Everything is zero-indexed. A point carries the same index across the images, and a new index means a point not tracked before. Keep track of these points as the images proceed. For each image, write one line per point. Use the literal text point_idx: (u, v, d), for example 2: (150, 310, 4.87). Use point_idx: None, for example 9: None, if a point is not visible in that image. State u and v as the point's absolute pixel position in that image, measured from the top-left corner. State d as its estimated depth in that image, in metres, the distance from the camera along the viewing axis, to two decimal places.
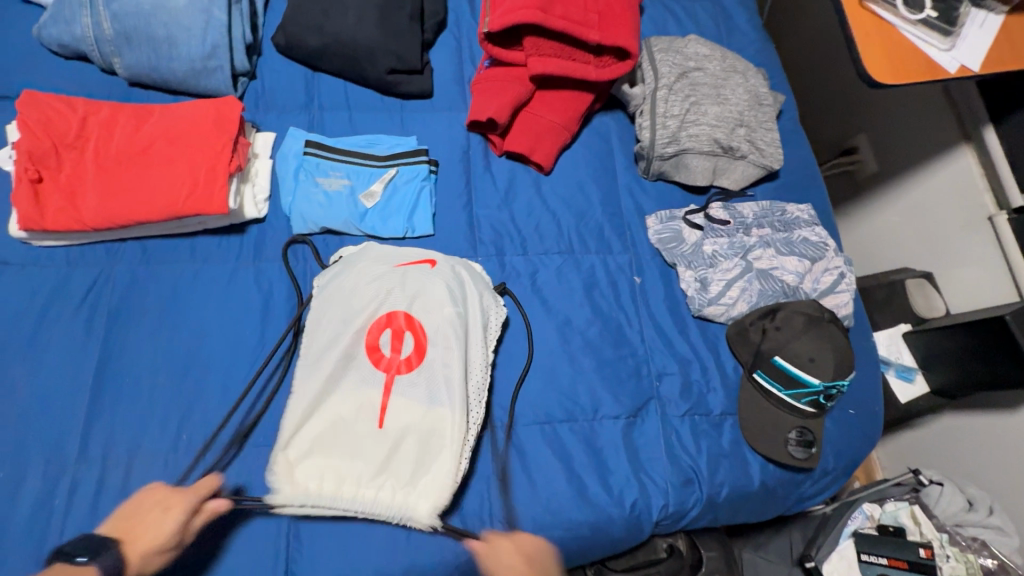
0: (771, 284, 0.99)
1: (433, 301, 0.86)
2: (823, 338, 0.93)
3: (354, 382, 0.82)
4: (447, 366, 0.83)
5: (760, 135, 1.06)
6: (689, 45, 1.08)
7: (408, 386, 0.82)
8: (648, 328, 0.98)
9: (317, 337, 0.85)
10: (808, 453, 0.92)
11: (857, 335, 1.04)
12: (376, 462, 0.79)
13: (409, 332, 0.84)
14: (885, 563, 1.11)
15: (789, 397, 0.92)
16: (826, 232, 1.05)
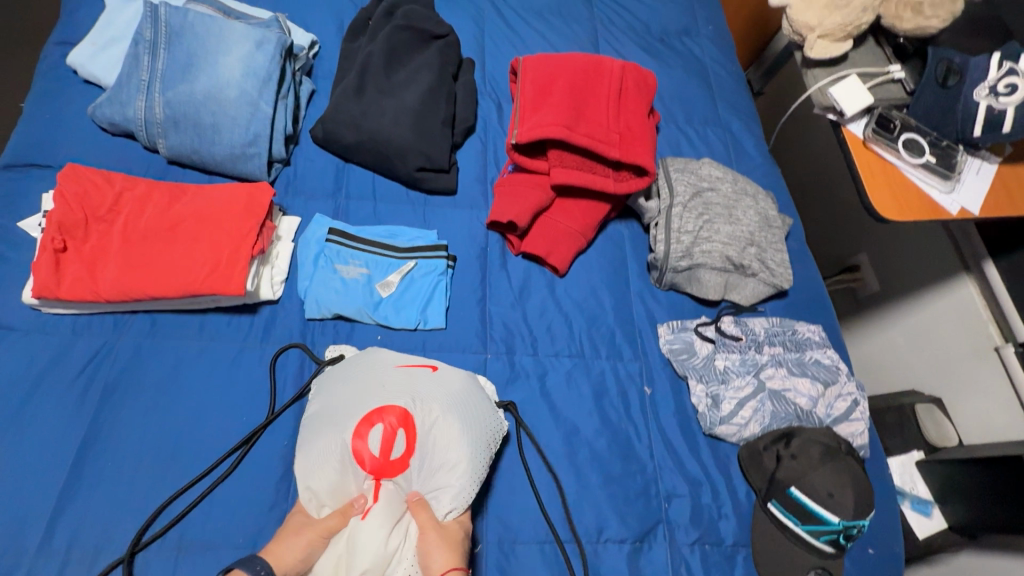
0: (784, 406, 0.97)
1: (432, 401, 0.82)
2: (841, 472, 0.88)
3: (341, 480, 0.77)
4: (446, 461, 0.79)
5: (771, 254, 1.10)
6: (703, 167, 1.14)
7: (399, 496, 0.76)
8: (657, 443, 0.94)
9: (315, 432, 0.81)
10: None
11: (873, 465, 1.00)
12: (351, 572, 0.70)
13: (402, 429, 0.79)
14: None
15: (806, 533, 0.87)
16: (837, 356, 1.05)
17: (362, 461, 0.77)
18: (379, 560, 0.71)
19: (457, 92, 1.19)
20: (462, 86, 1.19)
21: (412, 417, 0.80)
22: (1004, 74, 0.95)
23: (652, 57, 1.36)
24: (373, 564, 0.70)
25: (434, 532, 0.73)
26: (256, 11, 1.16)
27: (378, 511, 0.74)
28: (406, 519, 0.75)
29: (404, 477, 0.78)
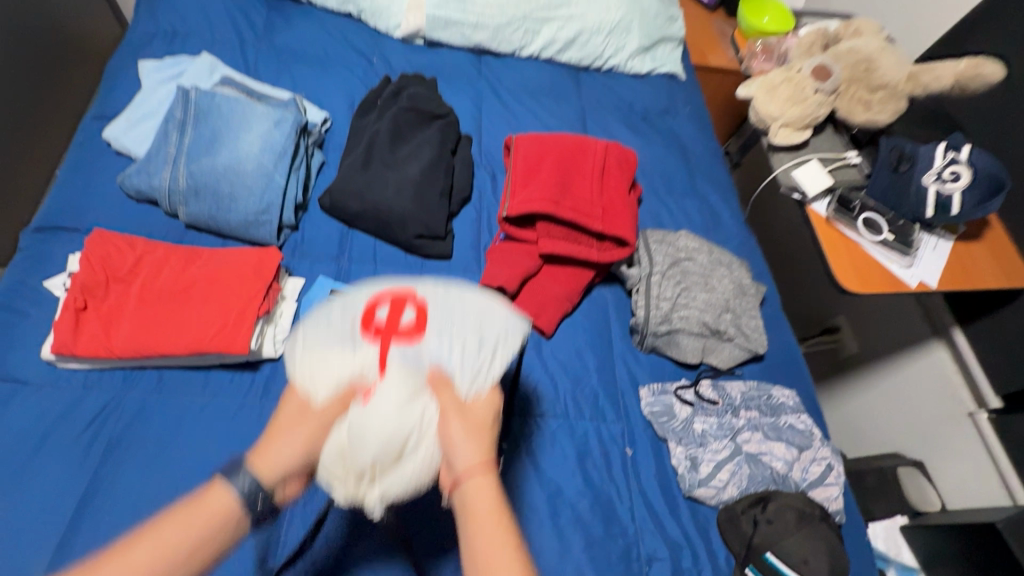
0: (760, 470, 1.01)
1: (443, 286, 0.77)
2: (814, 537, 0.92)
3: (344, 352, 0.69)
4: (463, 338, 0.72)
5: (745, 320, 1.16)
6: (680, 238, 1.23)
7: (412, 369, 0.68)
8: (638, 505, 0.97)
9: (322, 312, 0.74)
10: None
11: (851, 531, 1.03)
12: (365, 445, 0.63)
13: (411, 305, 0.73)
14: None
15: None
16: (811, 420, 1.09)
17: (373, 333, 0.70)
18: (392, 438, 0.63)
19: (455, 165, 1.30)
20: (460, 159, 1.30)
21: (431, 294, 0.74)
22: (949, 162, 1.06)
23: (635, 134, 1.49)
24: (392, 437, 0.63)
25: (457, 416, 0.65)
26: (275, 92, 1.28)
27: (391, 380, 0.66)
28: (423, 395, 0.66)
29: (417, 351, 0.69)
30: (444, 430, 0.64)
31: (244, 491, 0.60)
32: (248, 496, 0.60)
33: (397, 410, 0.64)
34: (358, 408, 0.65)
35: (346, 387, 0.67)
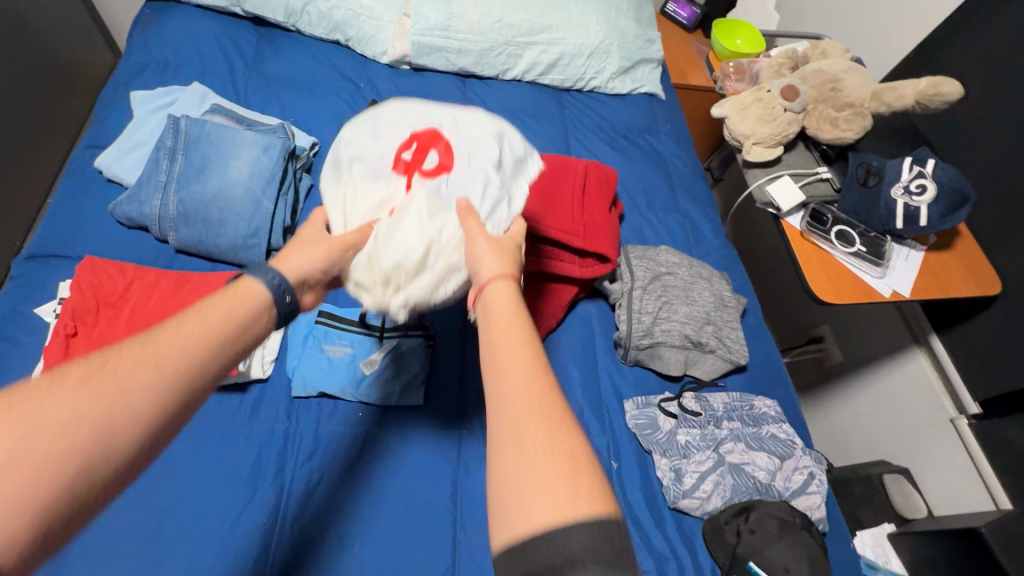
0: (743, 481, 1.03)
1: (464, 131, 0.89)
2: (796, 545, 0.94)
3: (381, 183, 0.84)
4: (479, 175, 0.85)
5: (727, 332, 1.19)
6: (660, 253, 1.26)
7: (434, 194, 0.82)
8: (624, 517, 0.98)
9: (361, 149, 0.87)
10: None
11: (835, 539, 1.04)
12: (392, 247, 0.77)
13: (437, 146, 0.86)
14: None
15: None
16: (793, 429, 1.11)
17: (404, 168, 0.84)
18: (417, 242, 0.77)
19: None
20: None
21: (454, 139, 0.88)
22: (915, 176, 1.10)
23: (617, 152, 1.53)
24: (418, 240, 0.77)
25: (482, 237, 0.75)
26: (265, 118, 1.32)
27: (416, 196, 0.81)
28: (445, 215, 0.80)
29: (438, 181, 0.84)
30: (472, 258, 0.73)
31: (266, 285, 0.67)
32: (272, 282, 0.68)
33: (425, 221, 0.78)
34: (391, 221, 0.79)
35: (384, 205, 0.82)
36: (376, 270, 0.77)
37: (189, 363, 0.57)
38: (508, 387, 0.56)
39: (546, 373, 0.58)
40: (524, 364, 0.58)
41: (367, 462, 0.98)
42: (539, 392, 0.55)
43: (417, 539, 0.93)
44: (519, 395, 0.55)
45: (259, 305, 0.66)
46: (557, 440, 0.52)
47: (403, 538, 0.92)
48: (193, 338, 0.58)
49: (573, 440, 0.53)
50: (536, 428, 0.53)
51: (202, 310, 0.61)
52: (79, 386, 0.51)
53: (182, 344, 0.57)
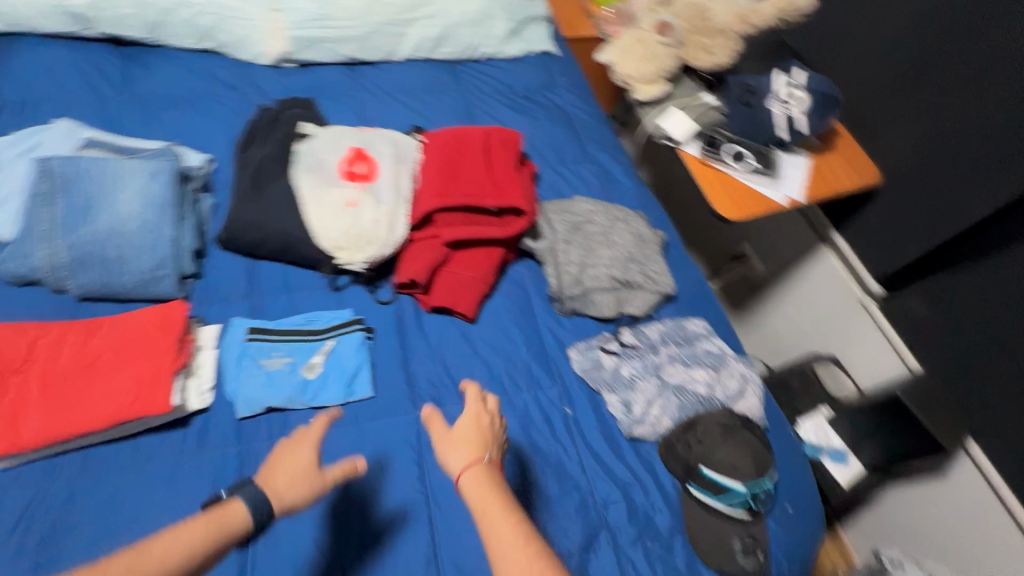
0: (686, 397, 1.10)
1: (381, 144, 1.27)
2: (738, 444, 1.01)
3: (333, 189, 1.19)
4: (400, 172, 1.24)
5: (651, 266, 1.25)
6: (576, 204, 1.30)
7: (374, 190, 1.20)
8: (586, 456, 1.04)
9: (310, 169, 1.22)
10: (756, 561, 0.96)
11: (775, 431, 1.15)
12: (356, 228, 1.15)
13: (367, 159, 1.24)
14: None
15: (724, 504, 0.98)
16: (723, 342, 1.20)
17: (349, 175, 1.21)
18: (371, 222, 1.16)
19: None
20: None
21: (376, 151, 1.26)
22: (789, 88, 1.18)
23: (520, 115, 1.55)
24: (373, 221, 1.17)
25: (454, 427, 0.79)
26: (145, 143, 1.24)
27: (364, 194, 1.19)
28: (386, 201, 1.19)
29: (374, 182, 1.21)
30: (454, 458, 0.76)
31: (246, 501, 0.76)
32: (255, 499, 0.76)
33: (369, 201, 1.18)
34: (350, 211, 1.17)
35: (342, 203, 1.18)
36: (346, 245, 1.15)
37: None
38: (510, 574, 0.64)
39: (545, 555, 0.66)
40: (523, 550, 0.66)
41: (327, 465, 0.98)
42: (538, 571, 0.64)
43: (394, 529, 0.94)
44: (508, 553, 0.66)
45: (238, 519, 0.74)
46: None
47: (379, 530, 0.94)
48: (178, 551, 0.66)
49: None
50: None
51: (189, 528, 0.69)
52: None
53: (165, 558, 0.64)
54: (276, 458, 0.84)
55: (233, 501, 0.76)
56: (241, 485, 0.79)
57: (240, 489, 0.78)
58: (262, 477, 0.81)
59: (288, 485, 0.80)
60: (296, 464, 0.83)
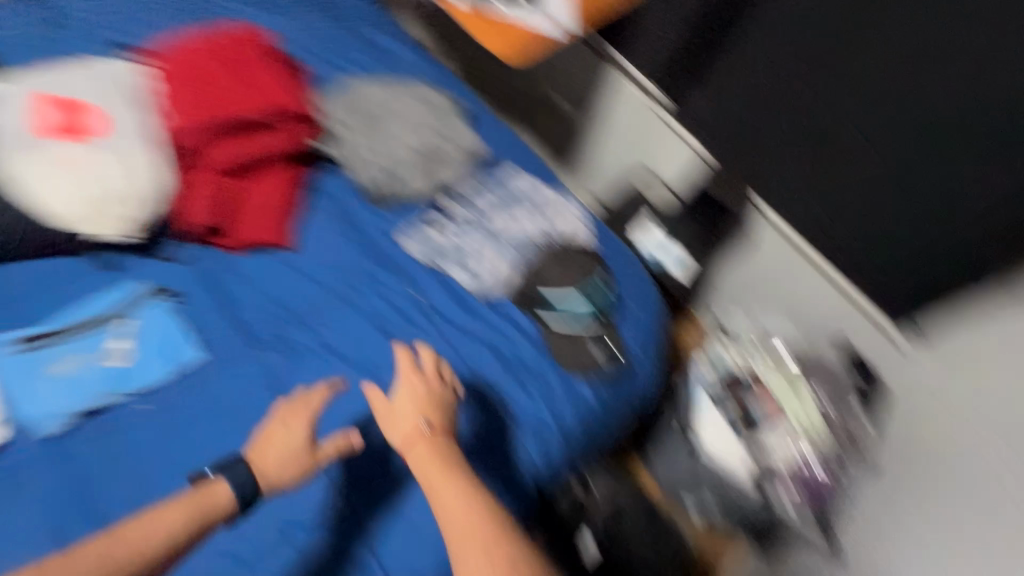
0: (518, 240, 1.18)
1: (89, 83, 1.05)
2: (566, 263, 1.14)
3: (44, 152, 0.97)
4: (127, 111, 1.04)
5: (455, 131, 1.25)
6: (361, 90, 1.24)
7: (101, 140, 1.00)
8: (446, 329, 1.07)
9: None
10: (613, 356, 1.10)
11: (609, 244, 1.23)
12: (102, 193, 0.98)
13: (75, 105, 1.01)
14: (735, 400, 1.29)
15: (573, 324, 1.09)
16: (541, 182, 1.26)
17: (59, 131, 0.99)
18: (116, 178, 0.99)
19: None
20: None
21: (84, 94, 1.03)
22: None
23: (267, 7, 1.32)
24: (117, 176, 0.99)
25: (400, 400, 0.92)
26: None
27: (92, 148, 0.99)
28: (124, 149, 1.01)
29: (96, 131, 1.01)
30: (404, 429, 0.89)
31: (225, 484, 0.84)
32: (240, 486, 0.84)
33: (101, 155, 0.99)
34: (83, 175, 0.98)
35: (66, 167, 0.98)
36: (99, 216, 0.99)
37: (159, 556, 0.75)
38: (454, 528, 0.80)
39: (486, 502, 0.83)
40: (464, 506, 0.81)
41: (185, 436, 0.92)
42: (474, 525, 0.80)
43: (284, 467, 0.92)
44: (458, 518, 0.81)
45: (220, 499, 0.83)
46: (502, 564, 0.77)
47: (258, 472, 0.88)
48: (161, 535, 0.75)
49: (505, 549, 0.78)
50: (486, 554, 0.77)
51: (171, 510, 0.78)
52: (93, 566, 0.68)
53: (156, 543, 0.75)
54: (270, 438, 0.90)
55: (218, 483, 0.84)
56: (229, 463, 0.87)
57: (228, 469, 0.86)
58: (253, 459, 0.87)
59: (275, 462, 0.87)
60: (291, 444, 0.90)
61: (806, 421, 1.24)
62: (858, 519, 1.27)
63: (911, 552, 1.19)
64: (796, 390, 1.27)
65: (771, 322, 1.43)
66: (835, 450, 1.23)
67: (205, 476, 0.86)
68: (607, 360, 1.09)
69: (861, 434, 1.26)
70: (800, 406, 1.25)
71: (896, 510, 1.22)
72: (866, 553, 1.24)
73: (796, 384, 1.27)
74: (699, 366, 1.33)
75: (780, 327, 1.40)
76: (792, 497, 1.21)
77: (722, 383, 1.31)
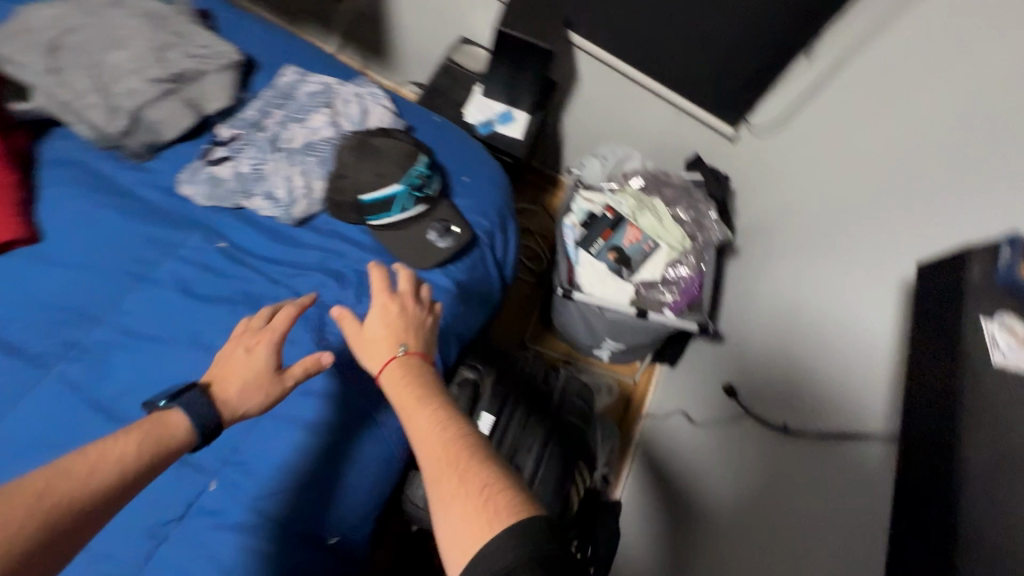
0: (315, 145, 0.99)
1: None
2: (372, 154, 0.94)
3: None
4: None
5: (196, 42, 1.00)
6: (45, 23, 0.95)
7: None
8: (268, 269, 0.94)
9: None
10: (456, 236, 1.00)
11: (422, 127, 1.12)
12: None
13: None
14: (603, 239, 1.40)
15: (400, 213, 0.96)
16: (322, 75, 1.06)
17: None
18: None
19: None
20: None
21: None
22: None
23: None
24: None
25: (372, 324, 0.84)
26: None
27: None
28: None
29: None
30: (379, 359, 0.80)
31: (186, 413, 0.68)
32: (201, 413, 0.69)
33: None
34: None
35: None
36: None
37: (87, 495, 0.53)
38: (424, 456, 0.67)
39: (465, 429, 0.70)
40: (435, 430, 0.69)
41: None
42: (447, 445, 0.66)
43: None
44: (427, 449, 0.68)
45: (179, 429, 0.66)
46: (472, 487, 0.61)
47: None
48: (112, 469, 0.56)
49: (472, 471, 0.63)
50: (455, 476, 0.63)
51: (122, 441, 0.60)
52: (31, 511, 0.48)
53: (110, 478, 0.55)
54: (233, 357, 0.77)
55: (173, 412, 0.68)
56: (185, 390, 0.72)
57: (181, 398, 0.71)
58: (216, 382, 0.74)
59: (242, 386, 0.75)
60: (262, 365, 0.77)
61: (663, 239, 1.40)
62: (761, 309, 1.27)
63: (797, 323, 1.11)
64: (649, 214, 1.41)
65: (623, 162, 1.50)
66: (688, 248, 1.40)
67: (160, 407, 0.70)
68: (448, 242, 0.99)
69: (721, 231, 1.38)
70: (654, 226, 1.41)
71: (797, 277, 1.16)
72: (766, 334, 1.22)
73: (646, 209, 1.42)
74: (566, 224, 1.43)
75: (629, 164, 1.49)
76: (665, 303, 1.36)
77: (588, 232, 1.41)
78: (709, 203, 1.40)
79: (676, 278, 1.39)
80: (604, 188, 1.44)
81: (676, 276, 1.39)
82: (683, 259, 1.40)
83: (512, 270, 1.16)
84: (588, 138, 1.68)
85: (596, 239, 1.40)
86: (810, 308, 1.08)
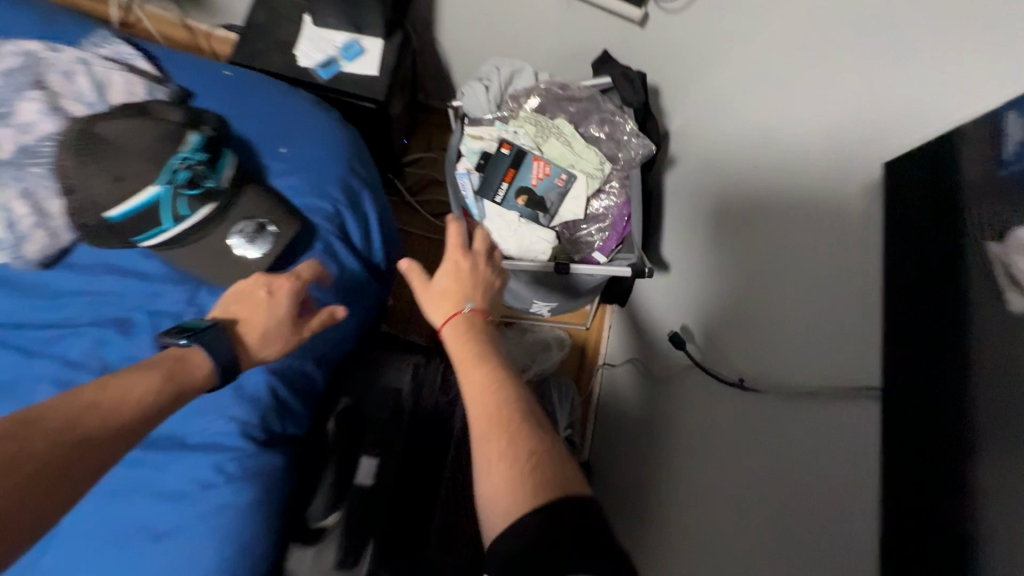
0: (35, 148, 0.69)
1: None
2: (104, 154, 0.66)
3: None
4: None
5: None
6: None
7: None
8: (22, 336, 0.68)
9: None
10: (270, 232, 0.73)
11: (210, 91, 0.82)
12: None
13: None
14: (507, 184, 1.13)
15: (181, 224, 0.69)
16: (27, 44, 0.74)
17: None
18: None
19: None
20: None
21: None
22: None
23: None
24: None
25: (445, 270, 0.71)
26: None
27: None
28: None
29: None
30: (443, 311, 0.68)
31: (207, 355, 0.61)
32: (223, 354, 0.62)
33: None
34: None
35: None
36: None
37: (102, 435, 0.47)
38: (474, 414, 0.56)
39: (532, 401, 0.58)
40: (491, 390, 0.57)
41: None
42: (507, 411, 0.55)
43: None
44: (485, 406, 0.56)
45: (205, 375, 0.60)
46: (528, 461, 0.50)
47: None
48: (134, 406, 0.51)
49: (526, 441, 0.52)
50: (500, 443, 0.52)
51: (145, 379, 0.55)
52: (59, 442, 0.44)
53: (134, 414, 0.51)
54: (260, 293, 0.68)
55: (193, 352, 0.61)
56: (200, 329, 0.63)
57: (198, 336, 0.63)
58: (245, 319, 0.66)
59: (263, 331, 0.66)
60: (284, 307, 0.67)
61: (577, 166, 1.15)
62: (703, 224, 1.02)
63: (750, 230, 0.84)
64: (556, 139, 1.15)
65: (514, 77, 1.18)
66: (610, 170, 1.15)
67: (177, 344, 0.62)
68: (265, 246, 0.73)
69: (642, 144, 1.11)
70: (564, 153, 1.14)
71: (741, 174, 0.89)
72: (716, 250, 0.96)
73: (551, 134, 1.15)
74: (459, 173, 1.15)
75: (522, 79, 1.18)
76: (592, 242, 1.16)
77: (486, 178, 1.14)
78: (625, 112, 1.12)
79: (597, 213, 1.17)
80: (495, 118, 1.16)
81: (597, 209, 1.17)
82: (606, 187, 1.16)
83: (383, 252, 0.90)
84: (473, 54, 1.35)
85: (496, 184, 1.14)
86: (760, 211, 0.82)
